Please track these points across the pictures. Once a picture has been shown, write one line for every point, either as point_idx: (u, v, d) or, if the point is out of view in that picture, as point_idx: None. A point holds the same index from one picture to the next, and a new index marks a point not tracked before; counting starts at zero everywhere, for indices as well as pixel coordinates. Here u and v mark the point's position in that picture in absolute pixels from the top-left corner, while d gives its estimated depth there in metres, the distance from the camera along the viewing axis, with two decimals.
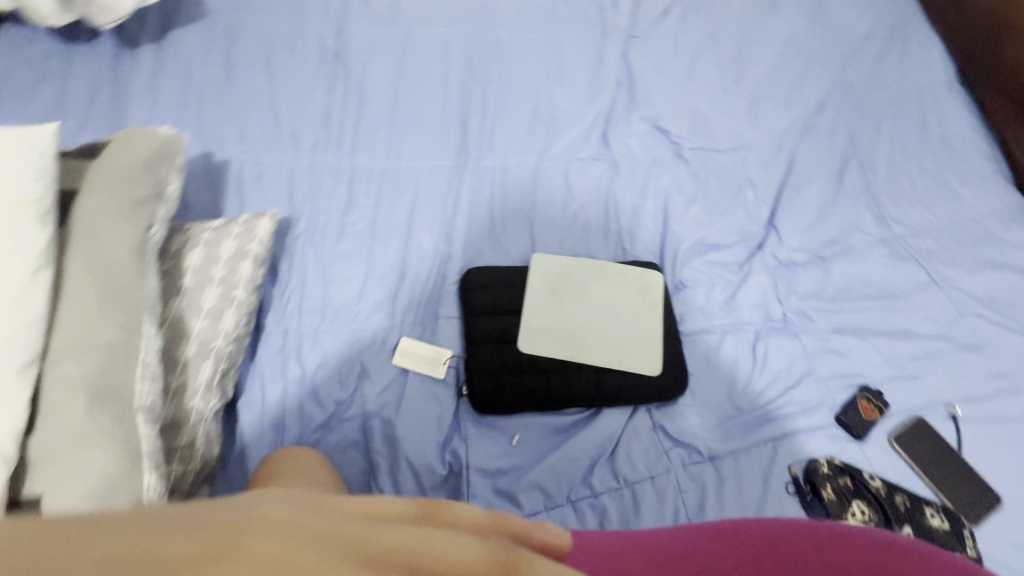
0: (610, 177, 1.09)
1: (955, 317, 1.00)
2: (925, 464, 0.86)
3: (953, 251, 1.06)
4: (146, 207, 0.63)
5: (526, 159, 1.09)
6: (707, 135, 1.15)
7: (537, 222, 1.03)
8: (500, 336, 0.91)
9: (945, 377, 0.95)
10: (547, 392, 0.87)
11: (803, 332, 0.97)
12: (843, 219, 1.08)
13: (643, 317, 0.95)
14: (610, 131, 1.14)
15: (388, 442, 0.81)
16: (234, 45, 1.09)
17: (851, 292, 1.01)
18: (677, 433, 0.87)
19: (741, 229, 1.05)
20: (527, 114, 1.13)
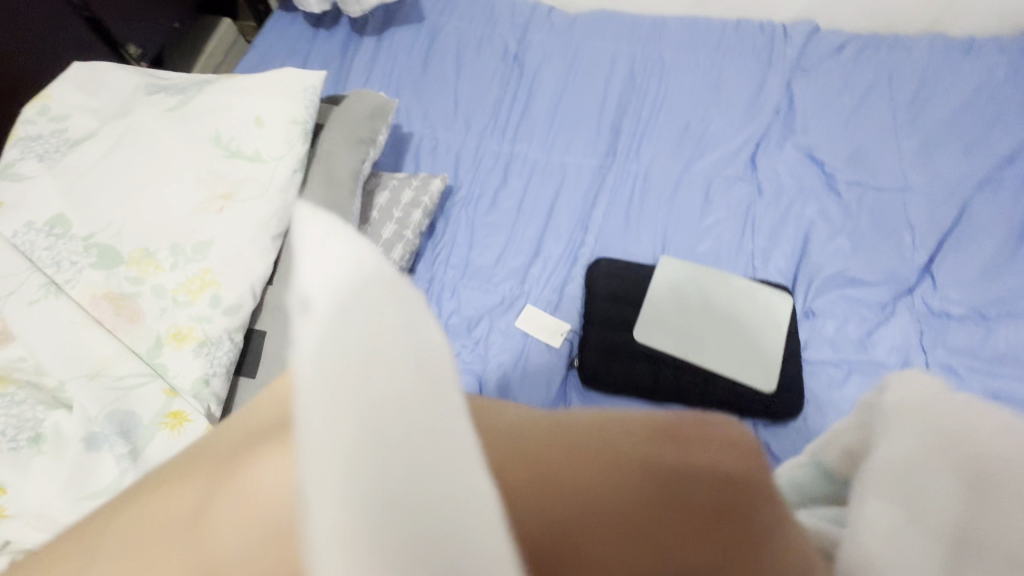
0: (752, 197, 1.10)
1: None
2: None
3: None
4: (364, 147, 0.80)
5: (670, 168, 1.14)
6: (865, 171, 1.11)
7: (670, 227, 1.07)
8: (616, 321, 0.95)
9: None
10: (652, 383, 0.89)
11: (947, 388, 0.89)
12: (1022, 279, 0.97)
13: (765, 335, 0.92)
14: (760, 154, 1.15)
15: (499, 390, 0.89)
16: (435, 42, 1.29)
17: (1018, 358, 0.90)
18: (780, 453, 0.85)
19: (889, 269, 1.00)
20: (678, 128, 1.18)
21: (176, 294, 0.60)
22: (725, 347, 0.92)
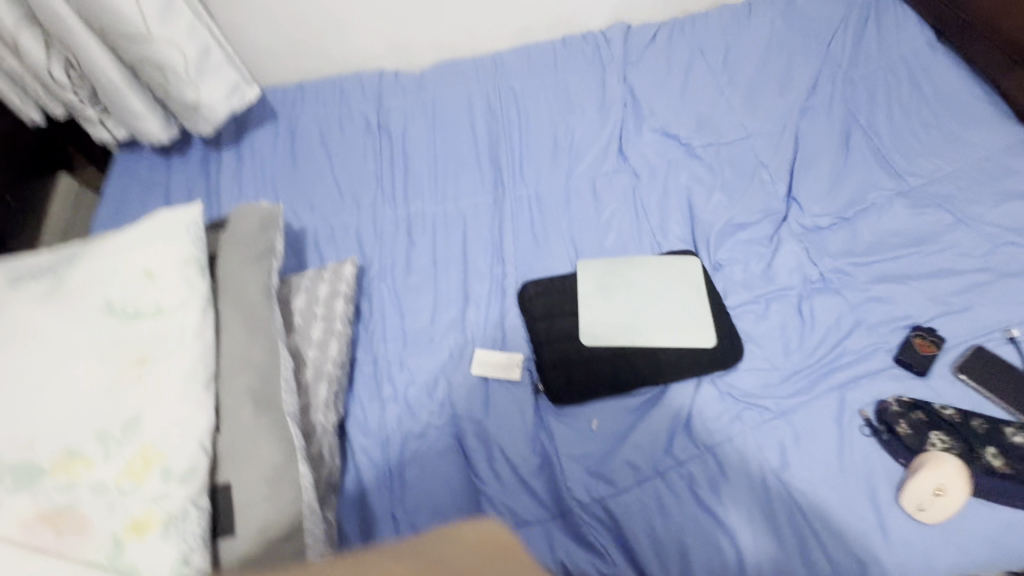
0: (634, 183, 1.20)
1: (990, 249, 1.04)
2: (995, 388, 0.89)
3: (971, 190, 1.12)
4: (265, 259, 0.80)
5: (556, 181, 1.22)
6: (713, 132, 1.26)
7: (576, 233, 1.14)
8: (561, 335, 0.99)
9: (995, 305, 0.98)
10: (614, 377, 0.94)
11: (843, 287, 1.03)
12: (859, 181, 1.16)
13: (690, 298, 1.01)
14: (626, 145, 1.27)
15: (481, 440, 0.90)
16: (295, 135, 1.29)
17: (882, 243, 1.08)
18: (745, 394, 0.92)
19: (763, 205, 1.14)
20: (549, 144, 1.28)
21: (120, 483, 0.55)
22: (662, 322, 0.98)
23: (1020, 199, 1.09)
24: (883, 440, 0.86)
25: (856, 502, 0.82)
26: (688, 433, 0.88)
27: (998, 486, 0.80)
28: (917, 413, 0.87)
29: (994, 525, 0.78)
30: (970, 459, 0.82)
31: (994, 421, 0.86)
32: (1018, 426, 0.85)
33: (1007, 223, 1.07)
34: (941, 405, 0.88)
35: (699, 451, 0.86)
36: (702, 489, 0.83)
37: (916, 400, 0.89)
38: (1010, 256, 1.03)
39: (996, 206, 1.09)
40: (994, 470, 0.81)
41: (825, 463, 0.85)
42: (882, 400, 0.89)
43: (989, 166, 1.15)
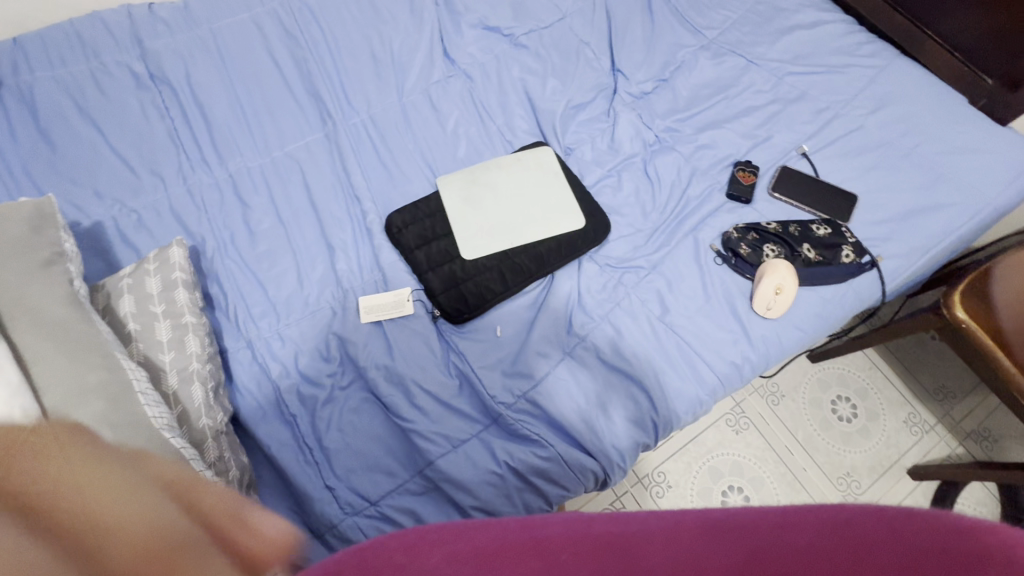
0: (470, 87, 1.15)
1: (777, 82, 1.21)
2: (800, 198, 1.07)
3: (754, 33, 1.27)
4: (55, 266, 0.64)
5: (388, 101, 1.12)
6: (531, 18, 1.23)
7: (426, 150, 1.08)
8: (441, 257, 0.96)
9: (788, 129, 1.15)
10: (504, 281, 0.95)
11: (676, 143, 1.13)
12: (667, 44, 1.25)
13: (552, 187, 1.03)
14: (449, 47, 1.19)
15: (394, 382, 0.86)
16: (35, 108, 1.00)
17: (697, 97, 1.19)
18: (619, 261, 1.00)
19: (594, 82, 1.17)
20: (368, 61, 1.15)
21: None
22: (534, 215, 1.00)
23: (791, 32, 1.25)
24: (733, 264, 1.01)
25: (722, 320, 0.97)
26: (581, 310, 0.95)
27: (814, 273, 0.99)
28: (752, 234, 1.02)
29: (818, 302, 0.99)
30: (793, 259, 0.99)
31: (805, 223, 1.04)
32: (821, 222, 1.04)
33: (785, 56, 1.23)
34: (768, 222, 1.04)
35: (595, 322, 0.93)
36: (605, 353, 0.91)
37: (749, 224, 1.04)
38: (791, 85, 1.20)
39: (775, 43, 1.25)
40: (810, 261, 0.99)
41: (695, 297, 0.98)
42: (725, 232, 1.03)
43: (764, 8, 1.29)
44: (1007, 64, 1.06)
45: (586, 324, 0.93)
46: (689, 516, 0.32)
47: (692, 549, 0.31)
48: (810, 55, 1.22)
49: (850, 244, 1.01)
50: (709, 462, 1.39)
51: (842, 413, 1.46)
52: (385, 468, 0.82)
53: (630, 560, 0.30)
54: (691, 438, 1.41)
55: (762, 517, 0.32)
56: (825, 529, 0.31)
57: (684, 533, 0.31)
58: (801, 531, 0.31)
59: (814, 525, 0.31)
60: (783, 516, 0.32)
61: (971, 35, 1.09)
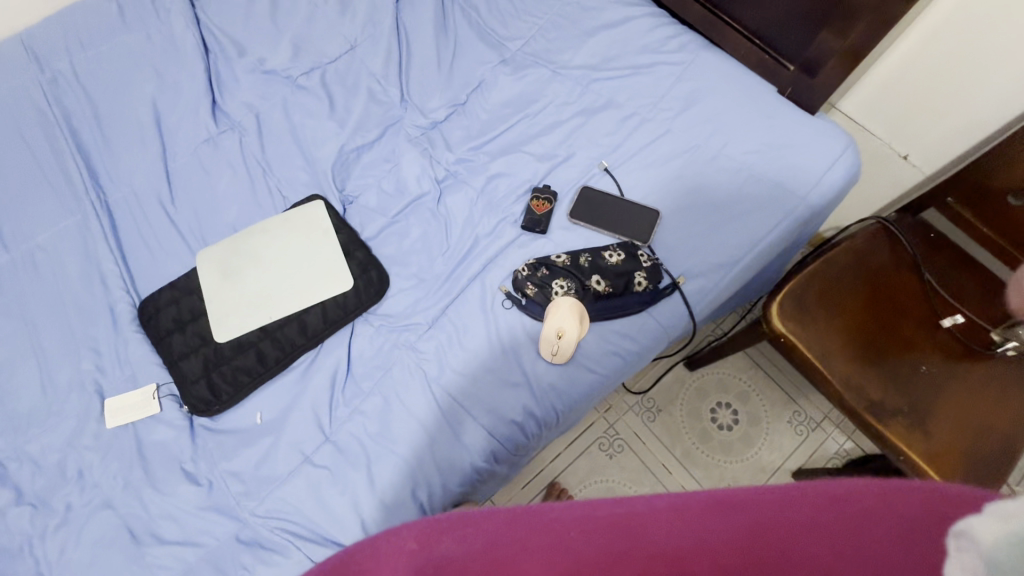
0: (245, 141, 1.06)
1: (581, 91, 1.11)
2: (599, 221, 0.98)
3: (559, 37, 1.17)
4: None
5: (152, 168, 1.03)
6: (314, 54, 1.14)
7: (193, 220, 1.00)
8: (194, 342, 0.88)
9: (590, 144, 1.07)
10: (262, 361, 0.88)
11: (468, 175, 1.04)
12: (466, 63, 1.16)
13: (321, 248, 0.95)
14: (223, 97, 1.10)
15: (135, 494, 0.80)
16: None
17: (496, 119, 1.10)
18: (397, 321, 0.93)
19: (380, 119, 1.08)
20: (131, 126, 1.06)
21: None
22: (297, 283, 0.92)
23: (597, 32, 1.15)
24: (522, 306, 0.92)
25: (508, 372, 0.89)
26: (351, 382, 0.88)
27: (604, 308, 0.91)
28: (542, 270, 0.94)
29: (612, 340, 0.91)
30: (582, 294, 0.92)
31: (598, 251, 0.96)
32: (615, 247, 0.96)
33: (591, 60, 1.13)
34: (557, 254, 0.96)
35: (365, 394, 0.87)
36: (372, 429, 0.84)
37: (540, 258, 0.96)
38: (596, 92, 1.11)
39: (580, 46, 1.15)
40: (601, 293, 0.92)
41: (482, 350, 0.91)
42: (514, 271, 0.95)
43: (571, 7, 1.19)
44: (800, 47, 0.97)
45: (354, 398, 0.87)
46: (696, 499, 0.41)
47: (693, 527, 0.40)
48: (616, 57, 1.13)
49: (644, 269, 0.94)
50: (581, 493, 1.32)
51: (722, 421, 1.39)
52: None
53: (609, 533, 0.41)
54: (562, 470, 1.35)
55: (748, 491, 0.41)
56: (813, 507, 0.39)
57: (686, 512, 0.41)
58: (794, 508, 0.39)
59: (813, 503, 0.39)
60: (779, 492, 0.40)
61: (764, 18, 1.00)
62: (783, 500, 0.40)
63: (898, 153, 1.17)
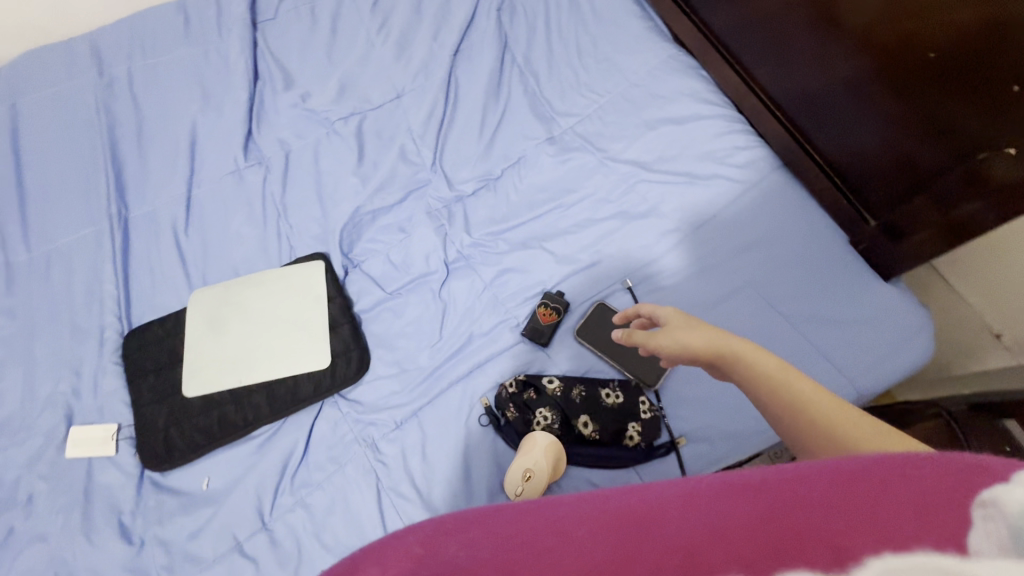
0: (269, 179, 1.04)
1: (624, 190, 1.01)
2: (606, 349, 0.89)
3: (616, 123, 1.06)
4: None
5: (177, 191, 1.03)
6: (359, 97, 1.10)
7: (200, 254, 0.99)
8: (164, 391, 0.87)
9: (620, 254, 0.96)
10: (222, 425, 0.85)
11: (480, 263, 0.97)
12: (510, 134, 1.08)
13: (310, 315, 0.91)
14: (260, 128, 1.08)
15: (70, 537, 0.78)
16: None
17: (525, 204, 1.01)
18: (367, 411, 0.87)
19: (406, 181, 1.03)
20: (170, 143, 1.06)
21: None
22: (277, 350, 0.89)
23: (658, 127, 1.04)
24: (498, 427, 0.85)
25: (463, 500, 0.81)
26: (303, 469, 0.83)
27: (585, 454, 0.82)
28: (530, 392, 0.86)
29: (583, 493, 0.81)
30: (564, 433, 0.83)
31: (594, 384, 0.86)
32: (614, 385, 0.86)
33: (645, 157, 1.02)
34: (550, 378, 0.87)
35: (314, 486, 0.82)
36: (309, 527, 0.80)
37: (531, 376, 0.87)
38: (641, 195, 1.00)
39: (635, 139, 1.04)
40: (585, 437, 0.83)
41: (446, 464, 0.84)
42: (500, 385, 0.87)
43: (636, 91, 1.07)
44: (889, 204, 0.83)
45: (301, 488, 0.82)
46: (699, 488, 0.34)
47: (695, 517, 0.32)
48: (673, 158, 1.01)
49: (639, 421, 0.83)
50: None
51: None
52: None
53: (631, 534, 0.32)
54: None
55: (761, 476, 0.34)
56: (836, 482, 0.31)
57: (699, 502, 0.33)
58: (813, 484, 0.31)
59: (827, 480, 0.31)
60: (788, 477, 0.33)
61: (851, 162, 0.87)
62: (793, 477, 0.32)
63: (991, 328, 0.96)
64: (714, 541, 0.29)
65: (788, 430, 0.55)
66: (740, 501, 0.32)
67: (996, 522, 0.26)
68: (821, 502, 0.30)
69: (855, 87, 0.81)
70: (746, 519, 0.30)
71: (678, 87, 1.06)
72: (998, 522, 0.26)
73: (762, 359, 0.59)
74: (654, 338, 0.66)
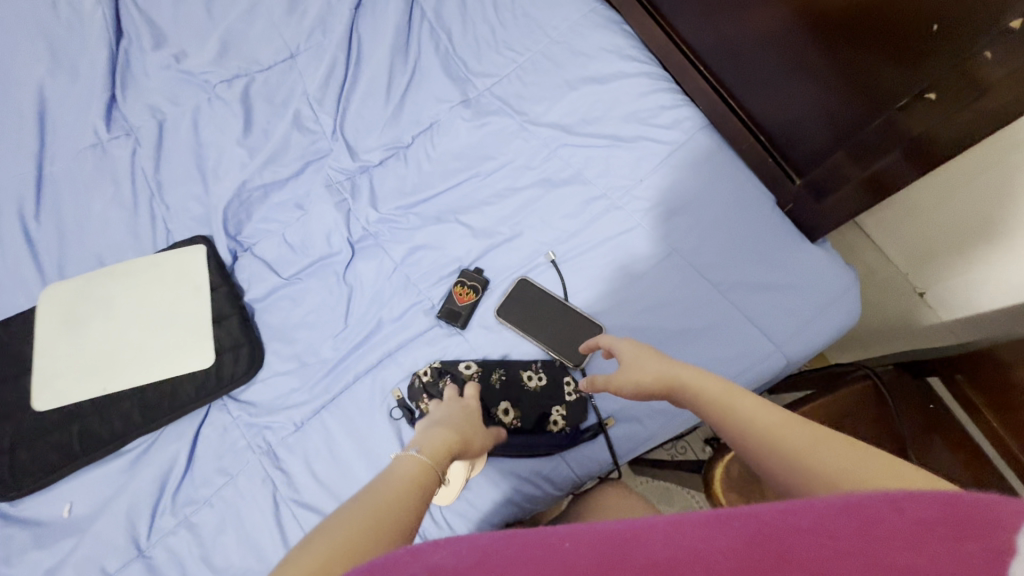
0: (140, 153, 0.90)
1: (546, 156, 0.93)
2: (527, 329, 0.82)
3: (536, 83, 0.97)
4: None
5: (25, 170, 0.87)
6: (245, 57, 0.96)
7: (57, 243, 0.84)
8: (9, 406, 0.73)
9: (542, 225, 0.89)
10: (84, 441, 0.72)
11: (389, 240, 0.87)
12: (421, 97, 0.97)
13: (190, 308, 0.80)
14: (126, 95, 0.93)
15: None
16: None
17: (439, 173, 0.92)
18: (261, 413, 0.77)
19: (302, 152, 0.91)
20: (13, 113, 0.89)
21: None
22: (149, 349, 0.77)
23: (580, 86, 0.96)
24: (412, 421, 0.76)
25: None
26: (186, 484, 0.73)
27: (507, 445, 0.75)
28: (446, 380, 0.77)
29: (507, 483, 0.76)
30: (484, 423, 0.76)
31: (516, 367, 0.80)
32: (538, 366, 0.81)
33: (566, 120, 0.95)
34: (466, 364, 0.79)
35: (201, 502, 0.72)
36: (195, 549, 0.70)
37: (448, 362, 0.79)
38: (563, 160, 0.92)
39: (556, 100, 0.96)
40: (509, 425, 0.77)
41: (354, 466, 0.75)
42: (413, 375, 0.79)
43: (557, 48, 0.99)
44: (816, 161, 0.79)
45: (185, 507, 0.72)
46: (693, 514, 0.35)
47: (688, 549, 0.32)
48: (597, 120, 0.94)
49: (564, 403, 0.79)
50: None
51: None
52: None
53: (627, 558, 0.32)
54: None
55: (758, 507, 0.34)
56: (830, 520, 0.31)
57: (684, 527, 0.34)
58: (802, 515, 0.32)
59: (820, 513, 0.32)
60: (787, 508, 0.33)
61: (778, 117, 0.82)
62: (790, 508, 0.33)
63: (914, 287, 0.95)
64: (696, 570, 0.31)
65: (790, 489, 0.44)
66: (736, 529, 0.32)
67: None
68: (806, 533, 0.31)
69: (777, 37, 0.76)
70: (733, 549, 0.31)
71: (600, 43, 0.98)
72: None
73: (715, 391, 0.53)
74: (612, 382, 0.63)
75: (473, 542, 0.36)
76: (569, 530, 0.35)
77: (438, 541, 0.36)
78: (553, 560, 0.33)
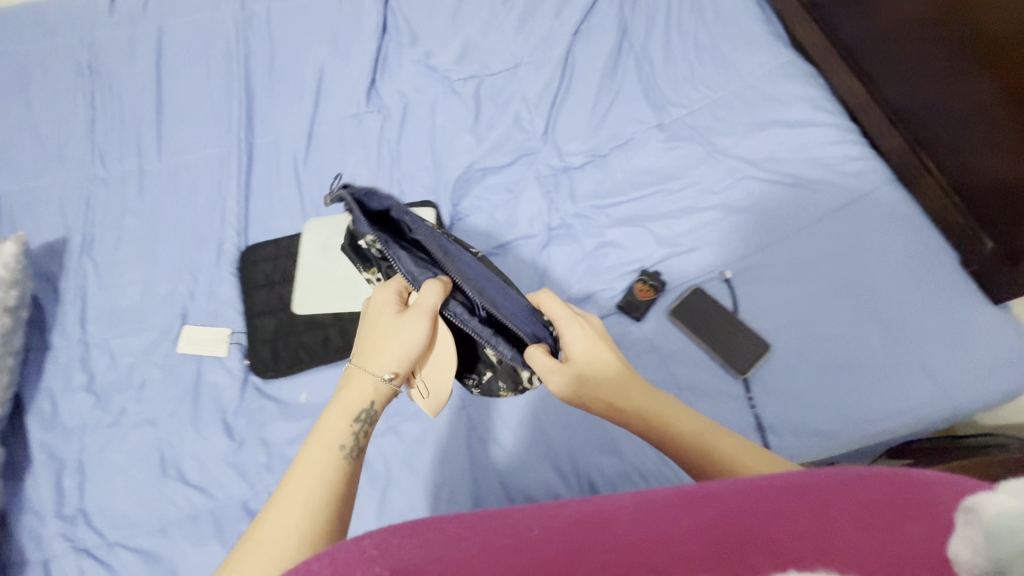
0: (386, 125, 1.09)
1: (729, 183, 1.02)
2: (699, 333, 0.91)
3: (726, 118, 1.07)
4: None
5: (298, 126, 1.08)
6: (478, 62, 1.14)
7: (315, 186, 1.04)
8: (277, 304, 0.92)
9: (718, 244, 0.98)
10: (326, 345, 0.89)
11: (582, 233, 1.00)
12: (621, 116, 1.10)
13: None
14: (381, 80, 1.13)
15: (177, 426, 0.84)
16: None
17: (629, 183, 1.04)
18: None
19: (517, 146, 1.07)
20: (296, 82, 1.12)
21: None
22: None
23: (770, 127, 1.05)
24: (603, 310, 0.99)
25: (551, 452, 0.85)
26: None
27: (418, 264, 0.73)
28: None
29: None
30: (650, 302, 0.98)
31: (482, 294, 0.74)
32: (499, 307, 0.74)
33: (754, 155, 1.03)
34: None
35: None
36: None
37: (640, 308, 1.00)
38: (745, 190, 1.01)
39: (746, 136, 1.05)
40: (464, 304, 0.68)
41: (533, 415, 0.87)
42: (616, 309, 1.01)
43: (752, 91, 1.08)
44: (1004, 227, 0.83)
45: None
46: (660, 493, 0.35)
47: (657, 530, 0.32)
48: (784, 160, 1.02)
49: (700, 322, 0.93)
50: None
51: None
52: (128, 514, 0.79)
53: (599, 534, 0.32)
54: None
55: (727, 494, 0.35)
56: (791, 494, 0.34)
57: (653, 508, 0.34)
58: (766, 498, 0.34)
59: (776, 492, 0.34)
60: (741, 489, 0.35)
61: (971, 180, 0.86)
62: (745, 490, 0.35)
63: None
64: (661, 546, 0.31)
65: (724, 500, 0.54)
66: (698, 512, 0.33)
67: (974, 526, 0.31)
68: (747, 512, 0.33)
69: (985, 113, 0.82)
70: (693, 523, 0.32)
71: (795, 91, 1.06)
72: (974, 525, 0.31)
73: (675, 422, 0.60)
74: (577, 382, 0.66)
75: (437, 530, 0.33)
76: (534, 514, 0.34)
77: (431, 522, 0.34)
78: (519, 545, 0.32)
